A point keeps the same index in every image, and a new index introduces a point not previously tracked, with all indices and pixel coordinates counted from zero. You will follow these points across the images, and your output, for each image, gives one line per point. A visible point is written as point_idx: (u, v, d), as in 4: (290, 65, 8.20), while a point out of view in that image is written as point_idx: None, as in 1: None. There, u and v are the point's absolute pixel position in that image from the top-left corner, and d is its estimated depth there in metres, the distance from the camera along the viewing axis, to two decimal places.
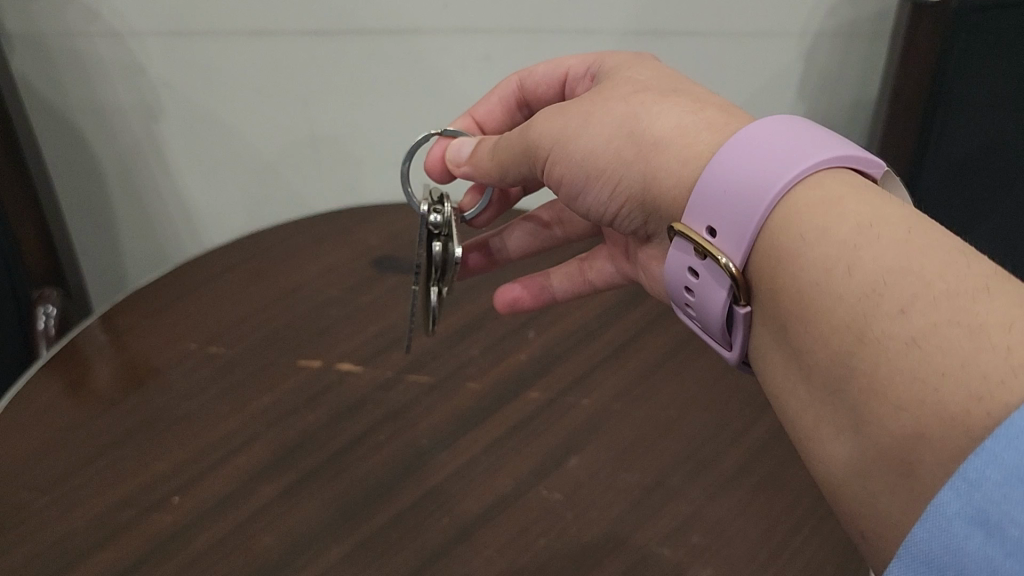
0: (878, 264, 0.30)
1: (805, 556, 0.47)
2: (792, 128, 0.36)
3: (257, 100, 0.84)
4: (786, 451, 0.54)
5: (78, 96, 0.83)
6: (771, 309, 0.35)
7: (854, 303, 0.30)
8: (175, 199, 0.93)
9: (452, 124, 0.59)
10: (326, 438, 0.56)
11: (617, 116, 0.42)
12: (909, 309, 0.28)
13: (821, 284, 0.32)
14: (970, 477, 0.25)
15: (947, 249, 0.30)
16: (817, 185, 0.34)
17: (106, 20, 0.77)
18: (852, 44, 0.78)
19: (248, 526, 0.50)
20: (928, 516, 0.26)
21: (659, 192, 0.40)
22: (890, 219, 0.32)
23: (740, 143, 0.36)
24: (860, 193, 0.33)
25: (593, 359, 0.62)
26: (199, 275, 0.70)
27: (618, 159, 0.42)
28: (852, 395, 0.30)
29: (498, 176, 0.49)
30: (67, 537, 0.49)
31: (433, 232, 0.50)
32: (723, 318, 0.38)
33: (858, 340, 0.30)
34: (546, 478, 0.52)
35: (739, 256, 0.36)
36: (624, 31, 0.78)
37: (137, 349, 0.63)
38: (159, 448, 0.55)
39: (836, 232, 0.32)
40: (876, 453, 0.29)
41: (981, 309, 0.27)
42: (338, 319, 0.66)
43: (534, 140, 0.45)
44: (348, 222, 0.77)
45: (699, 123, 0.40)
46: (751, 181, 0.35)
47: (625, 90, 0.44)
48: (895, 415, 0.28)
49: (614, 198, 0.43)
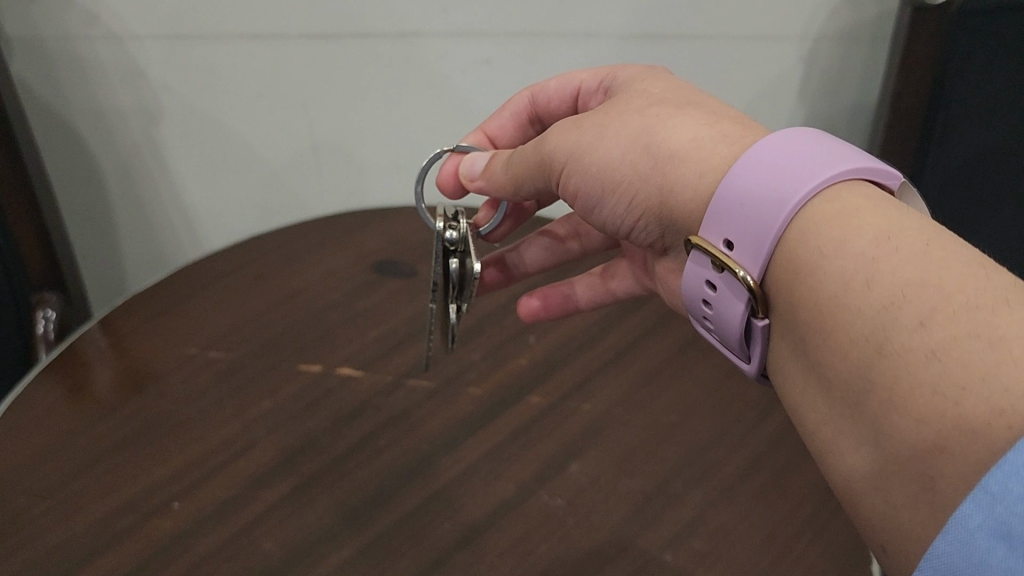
0: (897, 276, 0.31)
1: (809, 560, 0.47)
2: (807, 140, 0.37)
3: (258, 104, 0.84)
4: (788, 456, 0.54)
5: (78, 100, 0.83)
6: (788, 320, 0.35)
7: (873, 315, 0.31)
8: (175, 204, 0.93)
9: (464, 140, 0.59)
10: (327, 443, 0.56)
11: (632, 129, 0.42)
12: (928, 322, 0.29)
13: (839, 296, 0.32)
14: (992, 490, 0.25)
15: (966, 262, 0.30)
16: (834, 197, 0.35)
17: (104, 22, 0.77)
18: (852, 49, 0.79)
19: (249, 532, 0.49)
20: (950, 529, 0.26)
21: (676, 205, 0.41)
22: (908, 232, 0.32)
23: (756, 157, 0.36)
24: (878, 205, 0.34)
25: (595, 363, 0.62)
26: (198, 278, 0.70)
27: (634, 172, 0.42)
28: (872, 408, 0.31)
29: (512, 190, 0.50)
30: (67, 542, 0.49)
31: (450, 249, 0.50)
32: (741, 330, 0.39)
33: (878, 352, 0.30)
34: (548, 483, 0.52)
35: (757, 270, 0.36)
36: (625, 35, 0.78)
37: (137, 353, 0.63)
38: (160, 453, 0.55)
39: (854, 245, 0.32)
40: (896, 464, 0.30)
41: (1001, 321, 0.28)
42: (338, 324, 0.66)
43: (549, 153, 0.45)
44: (347, 225, 0.77)
45: (714, 136, 0.40)
46: (767, 195, 0.35)
47: (639, 103, 0.44)
48: (916, 426, 0.29)
49: (632, 210, 0.43)
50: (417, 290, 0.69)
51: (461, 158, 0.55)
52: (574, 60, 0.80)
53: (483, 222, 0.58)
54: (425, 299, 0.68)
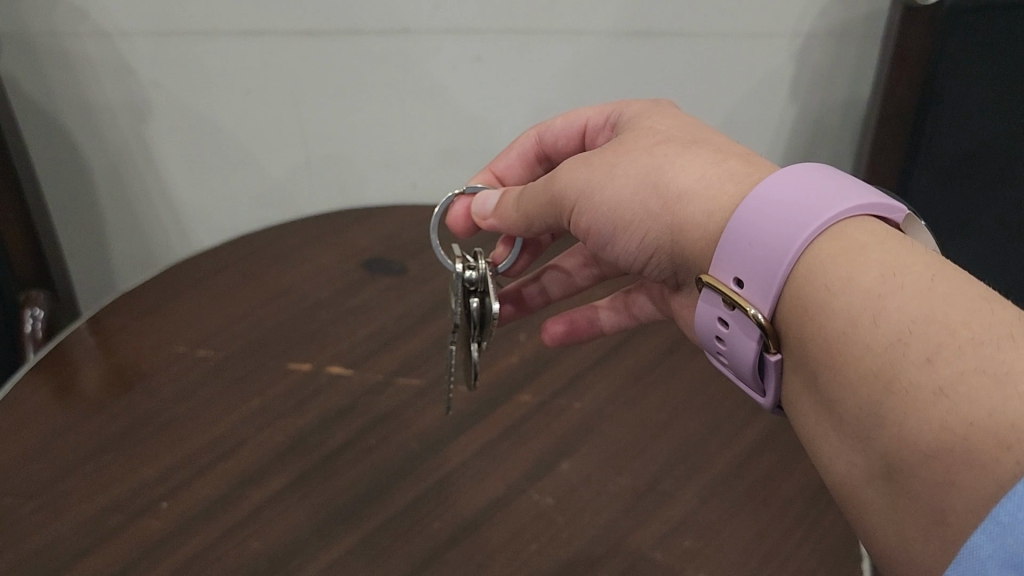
0: (904, 312, 0.31)
1: (798, 560, 0.47)
2: (813, 176, 0.37)
3: (249, 101, 0.83)
4: (778, 455, 0.54)
5: (67, 96, 0.82)
6: (799, 354, 0.36)
7: (880, 352, 0.31)
8: (165, 201, 0.92)
9: (472, 179, 0.60)
10: (317, 441, 0.55)
11: (641, 168, 0.43)
12: (936, 358, 0.29)
13: (848, 333, 0.32)
14: (1002, 520, 0.25)
15: (971, 296, 0.31)
16: (840, 235, 0.35)
17: (93, 18, 0.76)
18: (843, 45, 0.79)
19: (238, 531, 0.49)
20: (962, 560, 0.26)
21: (685, 244, 0.41)
22: (912, 267, 0.33)
23: (761, 195, 0.37)
24: (883, 242, 0.34)
25: (585, 362, 0.62)
26: (187, 276, 0.70)
27: (643, 211, 0.43)
28: (883, 443, 0.31)
29: (523, 228, 0.50)
30: (54, 543, 0.48)
31: (470, 290, 0.50)
32: (755, 364, 0.39)
33: (887, 389, 0.30)
34: (538, 481, 0.52)
35: (767, 307, 0.36)
36: (616, 31, 0.78)
37: (125, 352, 0.62)
38: (148, 452, 0.54)
39: (862, 282, 0.33)
40: (911, 499, 0.30)
41: (1005, 357, 0.28)
42: (329, 322, 0.66)
43: (559, 192, 0.46)
44: (338, 223, 0.76)
45: (723, 175, 0.40)
46: (775, 235, 0.36)
47: (648, 141, 0.45)
48: (927, 462, 0.29)
49: (643, 247, 0.44)
50: (408, 288, 0.69)
51: (471, 199, 0.56)
52: (566, 57, 0.80)
53: (501, 259, 0.58)
54: (416, 297, 0.68)
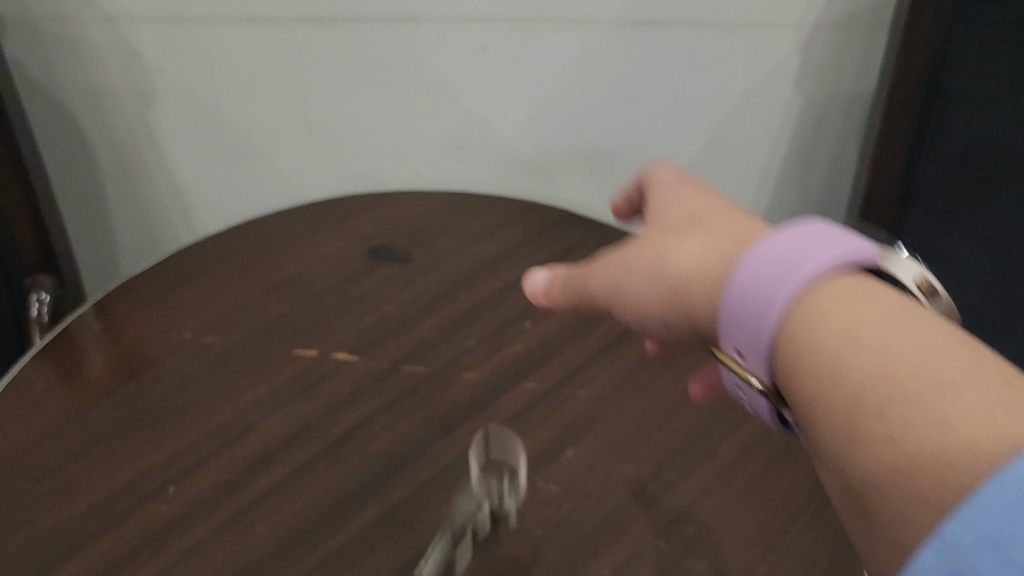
0: (867, 372, 0.31)
1: (799, 550, 0.48)
2: (820, 232, 0.36)
3: (254, 88, 0.83)
4: (782, 445, 0.54)
5: (73, 82, 0.82)
6: (790, 417, 0.35)
7: (852, 412, 0.31)
8: (171, 188, 0.92)
9: None
10: (324, 427, 0.56)
11: (658, 284, 0.43)
12: (902, 417, 0.29)
13: (825, 386, 0.32)
14: (977, 506, 0.25)
15: (961, 349, 0.30)
16: (811, 300, 0.34)
17: (100, 4, 0.77)
18: (852, 36, 0.79)
19: (246, 516, 0.50)
20: (935, 543, 0.26)
21: (703, 328, 0.41)
22: (875, 324, 0.32)
23: (744, 257, 0.36)
24: (853, 299, 0.33)
25: (590, 350, 0.62)
26: (193, 263, 0.70)
27: (660, 296, 0.43)
28: (862, 496, 0.31)
29: (572, 310, 0.50)
30: (62, 528, 0.49)
31: None
32: (776, 419, 0.39)
33: (858, 447, 0.30)
34: (543, 468, 0.53)
35: (767, 379, 0.36)
36: (622, 20, 0.78)
37: (131, 338, 0.63)
38: (154, 438, 0.55)
39: (827, 350, 0.32)
40: (895, 555, 0.30)
41: (964, 410, 0.28)
42: (334, 309, 0.66)
43: (595, 294, 0.47)
44: (343, 210, 0.76)
45: (724, 256, 0.40)
46: (755, 312, 0.35)
47: (684, 232, 0.44)
48: (902, 512, 0.29)
49: (664, 330, 0.44)
50: (413, 276, 0.69)
51: None
52: (572, 46, 0.80)
53: None
54: (421, 285, 0.68)
